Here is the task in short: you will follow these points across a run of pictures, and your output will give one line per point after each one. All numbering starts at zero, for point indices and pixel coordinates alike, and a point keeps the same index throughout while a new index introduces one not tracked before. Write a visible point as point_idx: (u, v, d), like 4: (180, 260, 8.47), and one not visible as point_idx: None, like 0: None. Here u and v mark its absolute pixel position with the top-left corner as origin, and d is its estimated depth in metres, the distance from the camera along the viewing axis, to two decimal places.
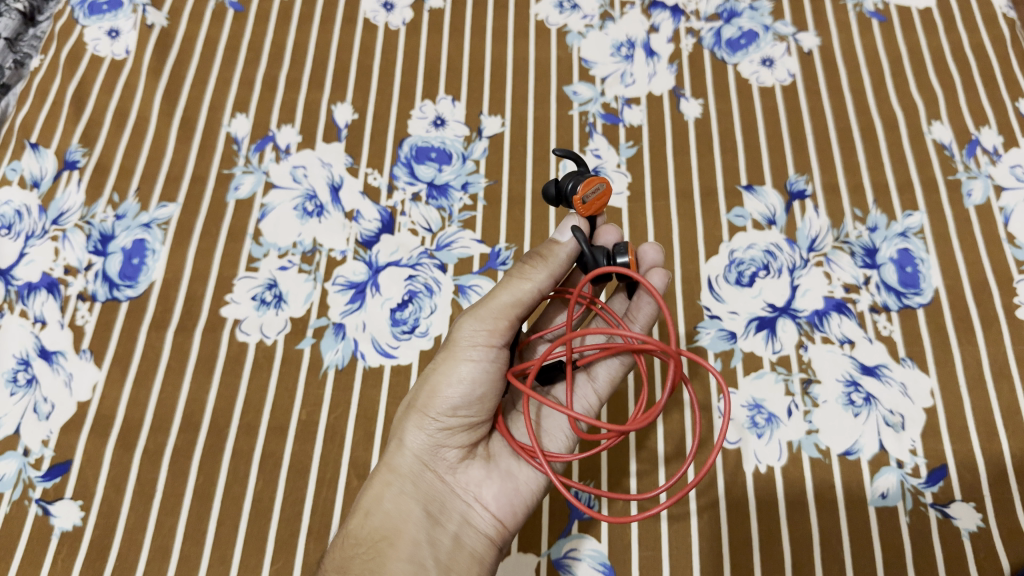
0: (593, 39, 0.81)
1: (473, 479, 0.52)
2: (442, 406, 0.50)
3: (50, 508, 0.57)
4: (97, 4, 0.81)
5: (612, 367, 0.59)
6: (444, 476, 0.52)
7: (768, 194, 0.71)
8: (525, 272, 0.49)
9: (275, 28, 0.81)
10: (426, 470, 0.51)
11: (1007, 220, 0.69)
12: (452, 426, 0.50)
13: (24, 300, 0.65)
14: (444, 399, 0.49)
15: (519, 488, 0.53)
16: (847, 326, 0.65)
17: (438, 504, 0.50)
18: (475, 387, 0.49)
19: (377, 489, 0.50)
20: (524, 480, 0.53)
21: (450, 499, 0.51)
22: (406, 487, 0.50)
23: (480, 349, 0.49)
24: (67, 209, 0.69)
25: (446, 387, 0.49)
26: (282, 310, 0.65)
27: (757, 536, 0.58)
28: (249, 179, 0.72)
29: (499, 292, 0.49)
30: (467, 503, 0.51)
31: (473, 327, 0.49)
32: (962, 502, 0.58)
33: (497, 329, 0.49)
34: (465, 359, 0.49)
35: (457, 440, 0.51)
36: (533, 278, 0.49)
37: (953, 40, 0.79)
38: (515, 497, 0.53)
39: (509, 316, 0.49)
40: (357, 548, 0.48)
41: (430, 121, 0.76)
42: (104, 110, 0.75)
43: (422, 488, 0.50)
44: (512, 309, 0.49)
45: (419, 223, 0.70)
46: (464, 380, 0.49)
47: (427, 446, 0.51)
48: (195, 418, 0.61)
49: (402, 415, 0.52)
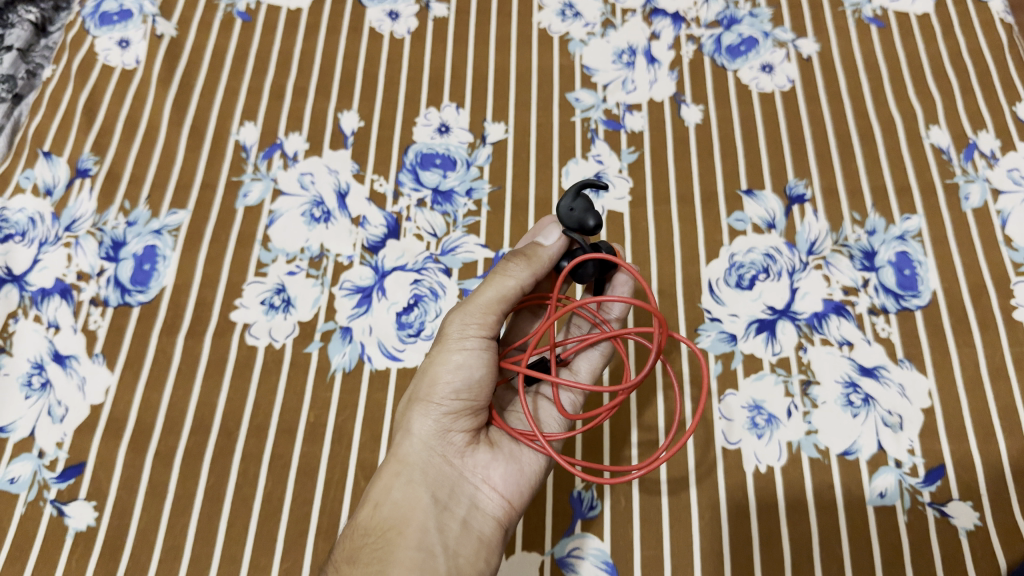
0: (595, 47, 0.82)
1: (480, 461, 0.53)
2: (445, 389, 0.50)
3: (64, 509, 0.59)
4: (108, 15, 0.83)
5: (593, 359, 0.61)
6: (452, 460, 0.52)
7: (768, 199, 0.72)
8: (508, 269, 0.51)
9: (282, 38, 0.83)
10: (436, 456, 0.51)
11: (1004, 223, 0.70)
12: (457, 409, 0.51)
13: (39, 305, 0.67)
14: (446, 384, 0.50)
15: (523, 469, 0.54)
16: (846, 328, 0.66)
17: (447, 490, 0.51)
18: (473, 371, 0.50)
19: (386, 479, 0.51)
20: (527, 462, 0.54)
21: (459, 483, 0.52)
22: (415, 474, 0.50)
23: (472, 339, 0.51)
24: (79, 216, 0.71)
25: (446, 374, 0.50)
26: (291, 314, 0.67)
27: (758, 535, 0.59)
28: (258, 187, 0.73)
29: (484, 288, 0.51)
30: (475, 485, 0.52)
31: (464, 321, 0.51)
32: (959, 501, 0.59)
33: (486, 323, 0.51)
34: (459, 348, 0.51)
35: (462, 424, 0.52)
36: (516, 275, 0.51)
37: (950, 46, 0.80)
38: (520, 478, 0.54)
39: (495, 311, 0.51)
40: (367, 538, 0.49)
41: (435, 128, 0.77)
42: (115, 119, 0.76)
43: (431, 472, 0.51)
44: (497, 305, 0.51)
45: (424, 229, 0.71)
46: (460, 366, 0.50)
47: (434, 432, 0.51)
48: (205, 421, 0.62)
49: (406, 406, 0.52)
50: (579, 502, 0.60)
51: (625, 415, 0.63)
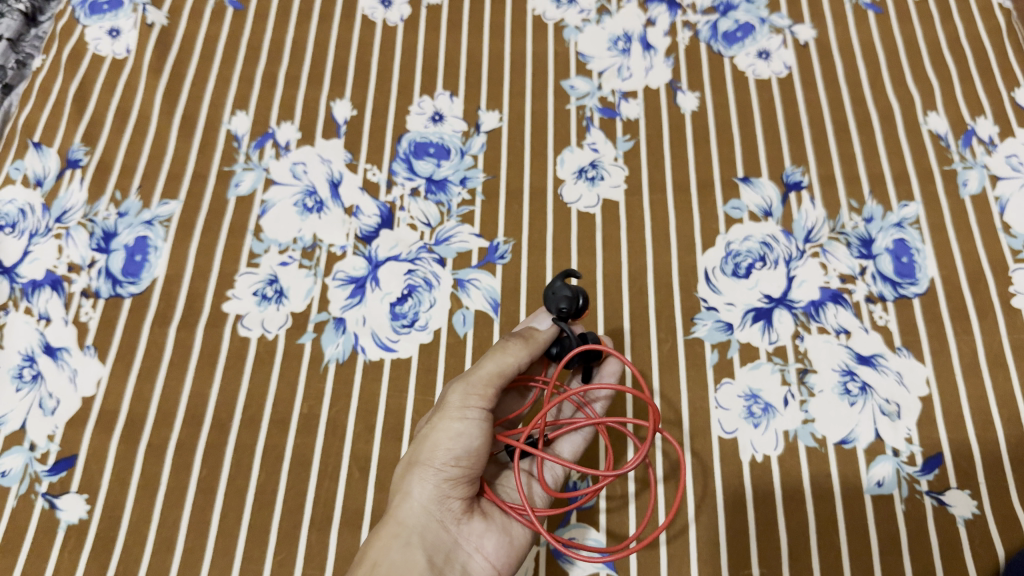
0: (591, 34, 0.81)
1: (474, 530, 0.53)
2: (445, 455, 0.51)
3: (56, 502, 0.58)
4: (97, 3, 0.82)
5: (575, 441, 0.61)
6: (449, 527, 0.52)
7: (764, 186, 0.72)
8: (507, 348, 0.55)
9: (274, 26, 0.82)
10: (433, 520, 0.51)
11: (1002, 209, 0.69)
12: (456, 475, 0.52)
13: (29, 297, 0.66)
14: (447, 450, 0.51)
15: (513, 541, 0.54)
16: (843, 317, 0.65)
17: (441, 554, 0.51)
18: (473, 439, 0.52)
19: (382, 541, 0.50)
20: (517, 535, 0.55)
21: (454, 549, 0.52)
22: (412, 536, 0.50)
23: (472, 410, 0.52)
24: (70, 207, 0.70)
25: (446, 440, 0.51)
26: (283, 305, 0.66)
27: (755, 525, 0.58)
28: (249, 176, 0.72)
29: (484, 364, 0.54)
30: (469, 552, 0.52)
31: (464, 393, 0.53)
32: (957, 489, 0.59)
33: (485, 396, 0.53)
34: (459, 417, 0.52)
35: (460, 491, 0.52)
36: (515, 353, 0.54)
37: (948, 31, 0.79)
38: (511, 550, 0.54)
39: (494, 386, 0.54)
40: None
41: (428, 116, 0.77)
42: (105, 109, 0.76)
43: (428, 535, 0.51)
44: (496, 380, 0.54)
45: (418, 218, 0.71)
46: (461, 434, 0.51)
47: (432, 498, 0.52)
48: (198, 413, 0.62)
49: (403, 472, 0.53)
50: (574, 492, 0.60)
51: None
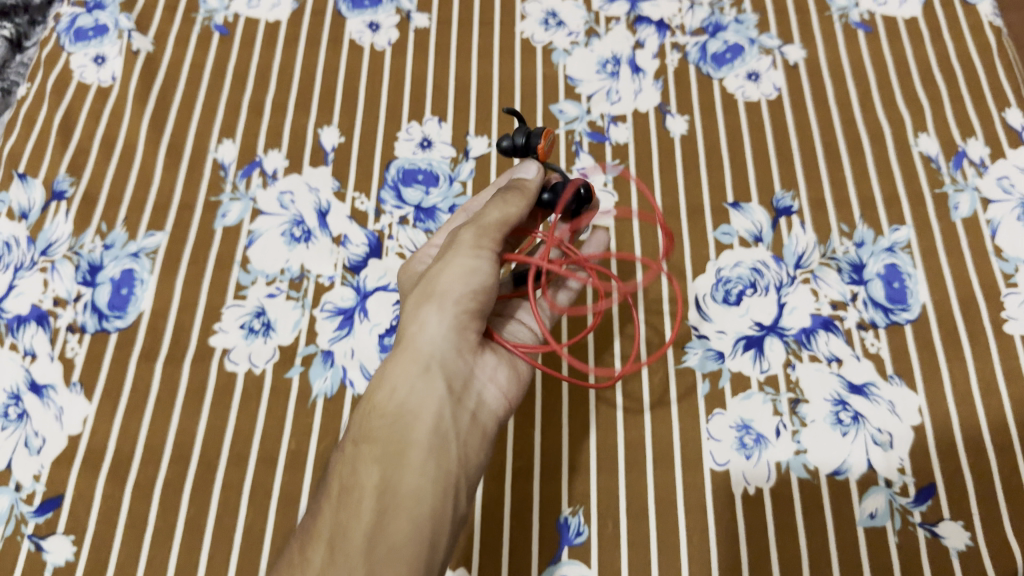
0: (579, 56, 0.81)
1: (488, 364, 0.55)
2: (461, 289, 0.50)
3: (43, 544, 0.58)
4: (82, 30, 0.81)
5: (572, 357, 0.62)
6: (465, 356, 0.52)
7: (754, 211, 0.71)
8: (508, 199, 0.53)
9: (260, 51, 0.81)
10: (452, 349, 0.51)
11: (994, 233, 0.69)
12: (472, 307, 0.51)
13: (15, 333, 0.66)
14: (460, 285, 0.50)
15: (518, 371, 0.57)
16: (835, 344, 0.65)
17: (459, 380, 0.51)
18: (485, 281, 0.51)
19: (401, 361, 0.50)
20: (523, 367, 0.57)
21: (471, 378, 0.53)
22: (432, 361, 0.50)
23: (482, 252, 0.51)
24: (55, 240, 0.70)
25: (458, 276, 0.51)
26: (271, 338, 0.66)
27: (747, 558, 0.58)
28: (236, 206, 0.72)
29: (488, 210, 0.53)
30: (483, 382, 0.54)
31: (474, 233, 0.52)
32: (950, 521, 0.58)
33: (491, 242, 0.52)
34: (471, 256, 0.51)
35: (477, 321, 0.52)
36: (516, 204, 0.52)
37: (939, 50, 0.79)
38: (516, 379, 0.56)
39: (496, 236, 0.52)
40: (382, 420, 0.48)
41: (417, 143, 0.76)
42: (91, 138, 0.75)
43: (447, 363, 0.51)
44: (501, 227, 0.52)
45: (406, 247, 0.70)
46: (474, 274, 0.51)
47: (451, 327, 0.51)
48: (185, 450, 0.61)
49: (418, 295, 0.51)
50: (566, 529, 0.59)
51: (612, 436, 0.62)
